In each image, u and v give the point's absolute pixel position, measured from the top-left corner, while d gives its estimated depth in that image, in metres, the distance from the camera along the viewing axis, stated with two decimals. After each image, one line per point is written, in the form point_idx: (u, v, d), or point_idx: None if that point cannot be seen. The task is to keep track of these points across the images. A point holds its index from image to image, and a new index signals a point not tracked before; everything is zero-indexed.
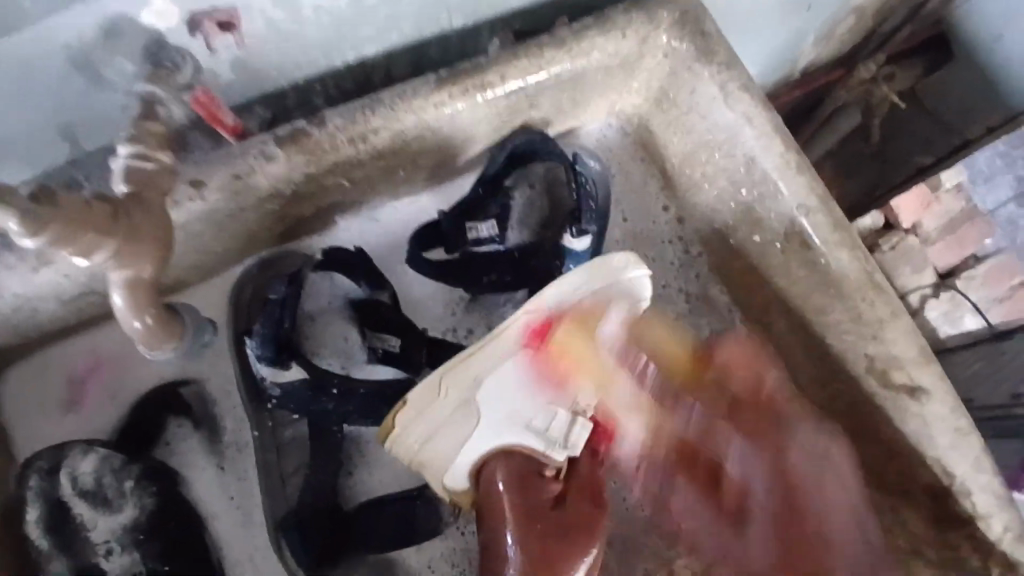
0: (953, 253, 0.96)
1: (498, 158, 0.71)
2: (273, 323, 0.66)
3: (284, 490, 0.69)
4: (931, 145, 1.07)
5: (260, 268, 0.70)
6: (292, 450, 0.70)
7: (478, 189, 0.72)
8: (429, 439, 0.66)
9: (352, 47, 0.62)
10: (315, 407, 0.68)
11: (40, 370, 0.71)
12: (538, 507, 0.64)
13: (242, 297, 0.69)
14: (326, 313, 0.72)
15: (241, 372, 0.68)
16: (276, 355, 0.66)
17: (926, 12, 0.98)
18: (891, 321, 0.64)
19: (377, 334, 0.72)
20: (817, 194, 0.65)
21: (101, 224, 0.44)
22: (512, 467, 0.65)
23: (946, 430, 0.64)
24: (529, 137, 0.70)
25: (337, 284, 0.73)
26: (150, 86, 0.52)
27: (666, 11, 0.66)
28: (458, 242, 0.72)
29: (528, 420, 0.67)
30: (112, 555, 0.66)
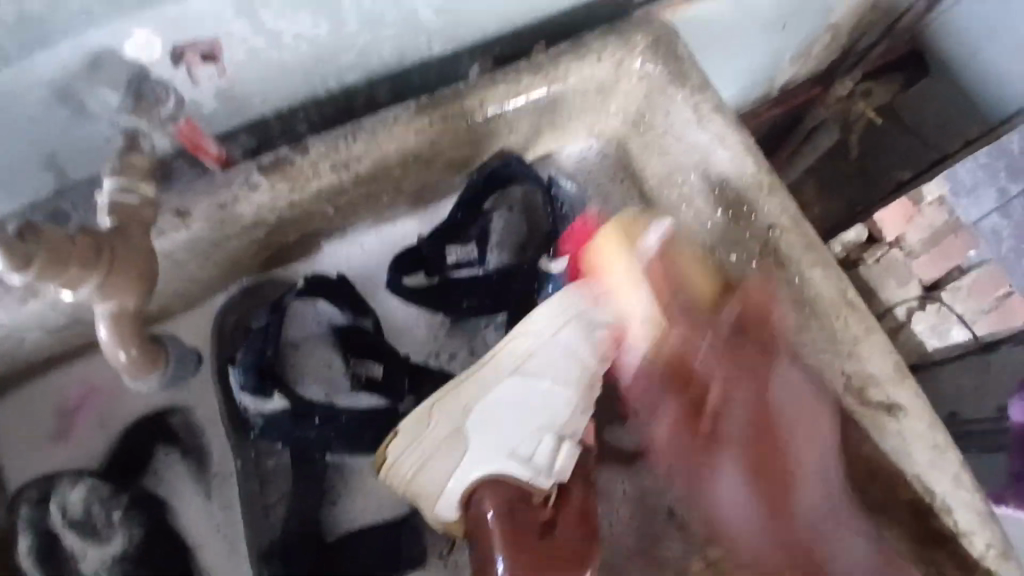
0: (939, 264, 0.96)
1: (474, 183, 0.72)
2: (255, 351, 0.67)
3: (268, 516, 0.69)
4: (910, 160, 1.07)
5: (243, 295, 0.71)
6: (277, 477, 0.70)
7: (457, 214, 0.73)
8: (420, 464, 0.66)
9: (334, 77, 0.63)
10: (299, 436, 0.68)
11: (21, 403, 0.71)
12: (528, 535, 0.63)
13: (226, 326, 0.71)
14: (309, 342, 0.71)
15: (227, 401, 0.70)
16: (259, 385, 0.66)
17: (900, 27, 1.01)
18: (868, 335, 0.65)
19: (360, 360, 0.72)
20: (791, 213, 0.67)
21: (83, 257, 0.44)
22: (501, 495, 0.64)
23: (925, 446, 0.65)
24: (505, 160, 0.72)
25: (319, 310, 0.72)
26: (133, 118, 0.54)
27: (640, 36, 0.68)
28: (439, 266, 0.74)
29: (515, 449, 0.66)
30: None
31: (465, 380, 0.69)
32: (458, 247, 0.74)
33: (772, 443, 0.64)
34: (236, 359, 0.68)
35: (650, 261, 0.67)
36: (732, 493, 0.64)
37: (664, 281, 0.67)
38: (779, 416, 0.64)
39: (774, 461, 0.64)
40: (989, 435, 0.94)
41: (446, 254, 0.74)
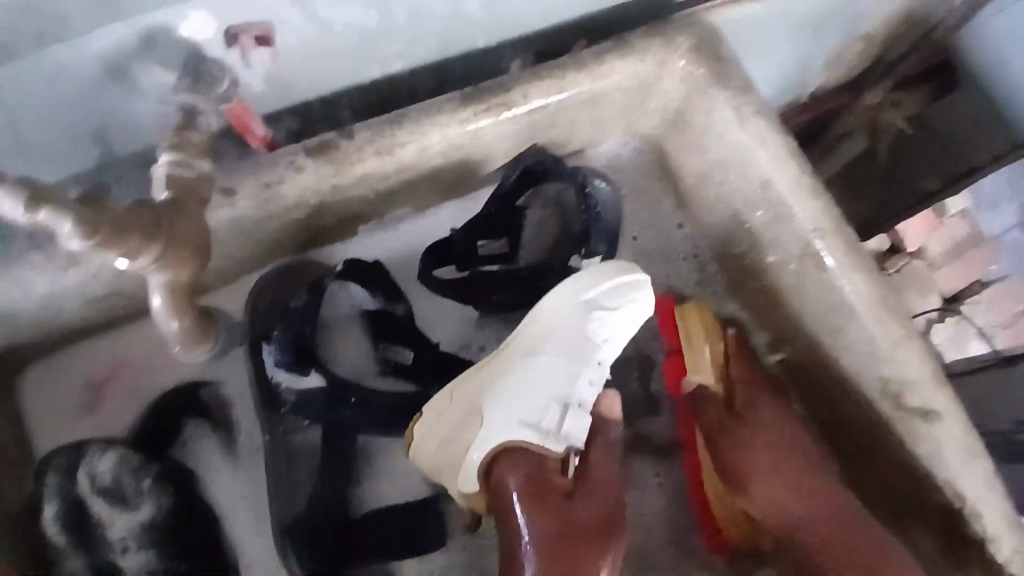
0: (960, 274, 1.01)
1: (510, 178, 0.72)
2: (293, 332, 0.67)
3: (293, 493, 0.69)
4: (934, 169, 1.03)
5: (279, 272, 0.71)
6: (305, 454, 0.71)
7: (490, 209, 0.73)
8: (446, 440, 0.66)
9: (380, 66, 0.64)
10: (332, 416, 0.69)
11: (56, 372, 0.72)
12: (548, 494, 0.63)
13: (259, 303, 0.69)
14: (341, 324, 0.74)
15: (257, 378, 0.69)
16: (295, 362, 0.67)
17: (933, 37, 0.96)
18: (901, 345, 0.65)
19: (390, 347, 0.73)
20: (831, 218, 0.67)
21: (143, 229, 0.42)
22: (517, 465, 0.63)
23: (958, 452, 0.65)
24: (540, 158, 0.71)
25: (354, 294, 0.73)
26: (190, 96, 0.54)
27: (683, 37, 0.68)
28: (470, 259, 0.74)
29: (522, 416, 0.65)
30: (129, 553, 0.66)
31: (497, 354, 0.69)
32: (489, 241, 0.75)
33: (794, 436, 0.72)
34: (270, 335, 0.68)
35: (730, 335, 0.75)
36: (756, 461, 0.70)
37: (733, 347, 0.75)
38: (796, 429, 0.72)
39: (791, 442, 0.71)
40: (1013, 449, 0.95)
41: (478, 247, 0.75)
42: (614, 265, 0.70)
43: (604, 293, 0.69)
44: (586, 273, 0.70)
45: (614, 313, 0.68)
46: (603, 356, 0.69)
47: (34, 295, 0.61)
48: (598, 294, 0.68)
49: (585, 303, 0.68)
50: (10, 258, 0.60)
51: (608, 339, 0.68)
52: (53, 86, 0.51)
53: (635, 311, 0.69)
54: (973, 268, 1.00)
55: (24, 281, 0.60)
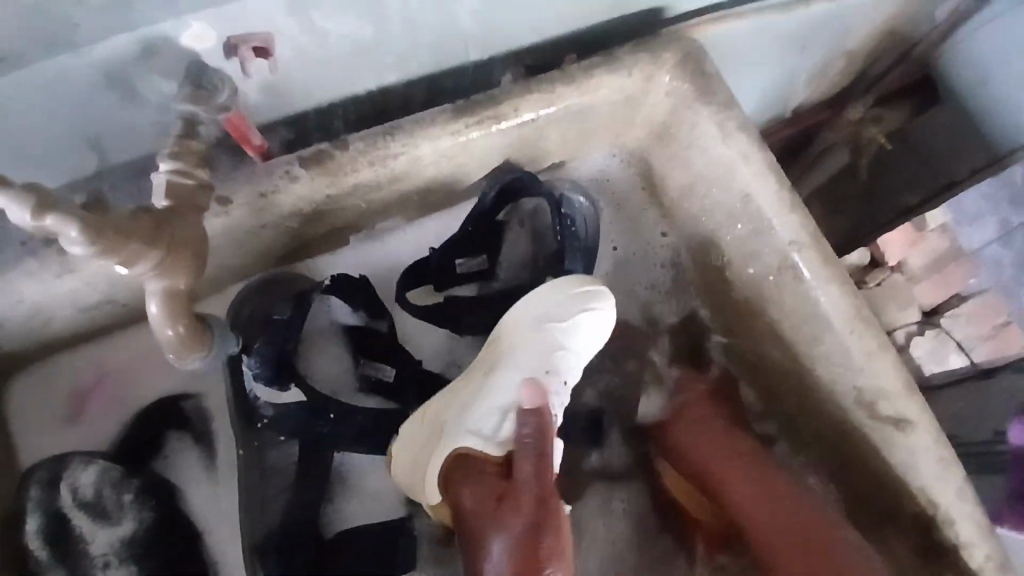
0: (936, 292, 1.04)
1: (488, 197, 0.74)
2: (274, 346, 0.68)
3: (265, 508, 0.68)
4: (914, 184, 1.04)
5: (261, 284, 0.72)
6: (281, 471, 0.70)
7: (468, 227, 0.75)
8: (416, 462, 0.66)
9: (375, 77, 0.65)
10: (310, 431, 0.69)
11: (45, 378, 0.72)
12: (484, 499, 0.60)
13: (240, 316, 0.70)
14: (321, 339, 0.75)
15: (234, 392, 0.69)
16: (277, 376, 0.69)
17: (915, 54, 1.00)
18: (876, 354, 0.67)
19: (370, 362, 0.75)
20: (810, 230, 0.69)
21: (144, 236, 0.44)
22: (464, 477, 0.62)
23: (930, 460, 0.66)
24: (516, 175, 0.74)
25: (335, 309, 0.75)
26: (189, 106, 0.53)
27: (669, 53, 0.70)
28: (448, 277, 0.76)
29: (470, 425, 0.64)
30: (109, 567, 0.67)
31: (462, 378, 0.70)
32: (467, 258, 0.77)
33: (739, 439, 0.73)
34: (251, 348, 0.68)
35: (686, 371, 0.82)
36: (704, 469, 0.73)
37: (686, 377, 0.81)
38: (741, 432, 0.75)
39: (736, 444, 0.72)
40: (989, 459, 0.97)
41: (457, 266, 0.77)
42: (567, 280, 0.72)
43: (556, 303, 0.70)
44: (541, 288, 0.72)
45: (567, 324, 0.70)
46: (557, 365, 0.68)
47: (24, 299, 0.61)
48: (551, 305, 0.70)
49: (537, 314, 0.70)
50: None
51: (565, 347, 0.69)
52: (51, 94, 0.51)
53: (590, 318, 0.70)
54: (953, 281, 1.02)
55: (15, 287, 0.60)
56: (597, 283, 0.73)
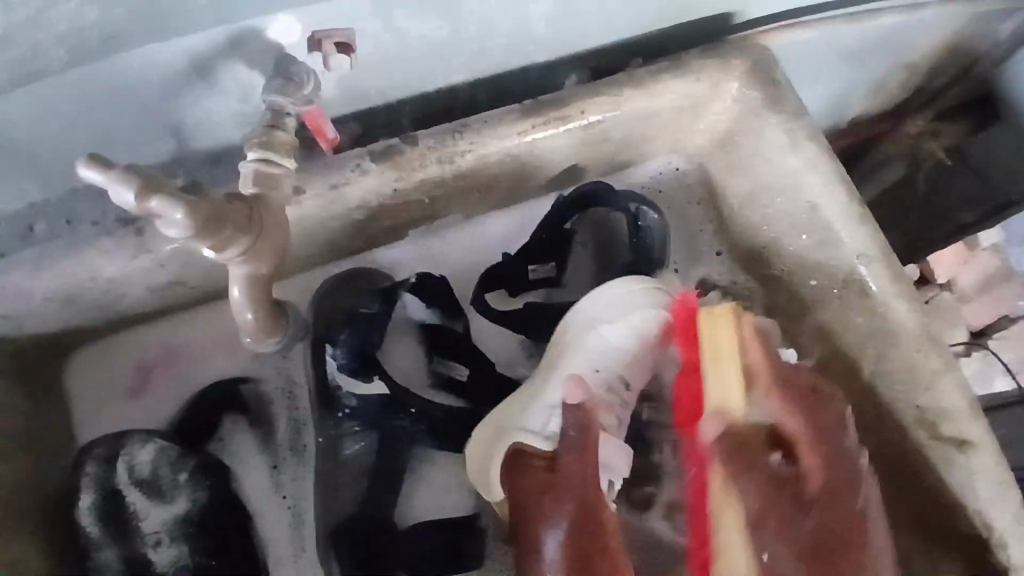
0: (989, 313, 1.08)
1: (563, 205, 0.75)
2: (359, 338, 0.70)
3: (337, 497, 0.69)
4: (979, 202, 0.98)
5: (342, 278, 0.74)
6: (354, 464, 0.70)
7: (542, 234, 0.75)
8: (482, 461, 0.67)
9: (445, 75, 0.66)
10: (388, 423, 0.70)
11: (112, 354, 0.75)
12: (531, 496, 0.62)
13: (322, 309, 0.72)
14: (397, 334, 0.75)
15: (318, 379, 0.71)
16: (360, 367, 0.69)
17: (975, 73, 0.99)
18: (943, 373, 0.65)
19: (445, 360, 0.75)
20: (879, 245, 0.68)
21: (238, 222, 0.45)
22: (517, 472, 0.64)
23: (993, 483, 0.64)
24: (593, 184, 0.74)
25: (413, 306, 0.75)
26: (278, 98, 0.54)
27: (739, 59, 0.70)
28: (520, 283, 0.77)
29: (524, 424, 0.66)
30: (160, 546, 0.68)
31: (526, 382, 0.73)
32: (540, 264, 0.77)
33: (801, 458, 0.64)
34: (336, 338, 0.70)
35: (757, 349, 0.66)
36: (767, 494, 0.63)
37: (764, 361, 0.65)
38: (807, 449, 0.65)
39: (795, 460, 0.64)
40: None
41: (529, 273, 0.77)
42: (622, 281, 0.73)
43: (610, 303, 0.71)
44: (594, 290, 0.73)
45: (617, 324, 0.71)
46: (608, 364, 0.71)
47: (99, 277, 0.63)
48: (602, 306, 0.71)
49: (592, 315, 0.71)
50: (77, 240, 0.62)
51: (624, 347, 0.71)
52: (142, 81, 0.53)
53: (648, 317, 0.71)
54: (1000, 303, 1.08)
55: (92, 265, 0.62)
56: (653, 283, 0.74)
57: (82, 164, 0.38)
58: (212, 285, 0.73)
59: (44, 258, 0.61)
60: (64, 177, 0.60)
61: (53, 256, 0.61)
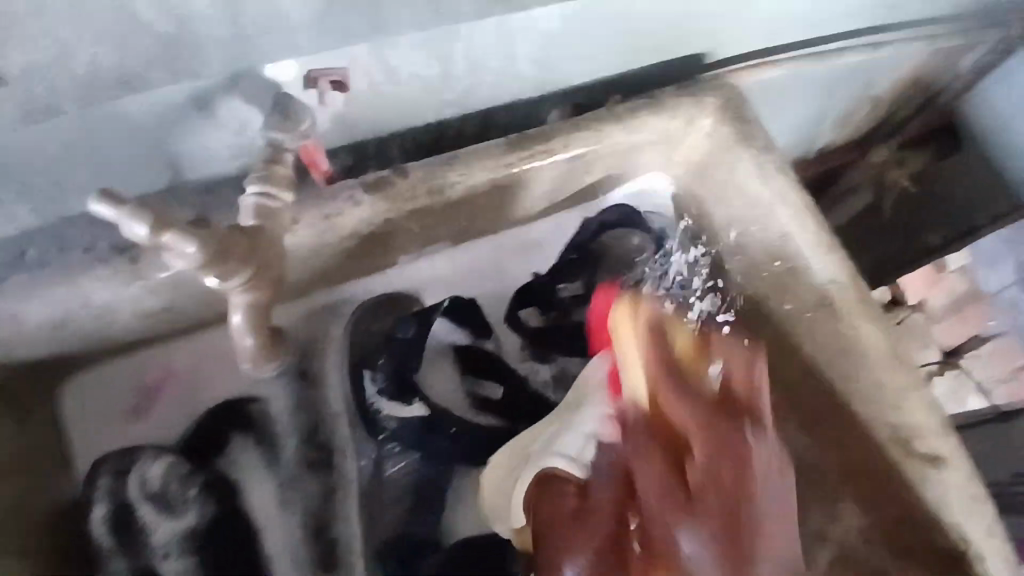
0: (960, 330, 1.05)
1: (590, 227, 0.84)
2: (401, 364, 0.78)
3: (379, 519, 0.75)
4: (950, 220, 1.07)
5: (377, 304, 0.79)
6: (395, 484, 0.76)
7: (572, 255, 0.84)
8: (505, 481, 0.72)
9: (434, 111, 0.69)
10: (429, 442, 0.77)
11: (96, 380, 0.75)
12: (562, 518, 0.62)
13: (358, 335, 0.78)
14: (432, 358, 0.80)
15: (359, 400, 0.77)
16: (399, 392, 0.77)
17: (938, 104, 1.05)
18: (910, 390, 0.70)
19: (478, 381, 0.81)
20: (845, 270, 0.72)
21: (242, 252, 0.48)
22: (546, 497, 0.64)
23: (961, 496, 0.68)
24: (618, 207, 0.84)
25: (447, 331, 0.81)
26: (277, 134, 0.56)
27: (712, 96, 0.74)
28: (553, 302, 0.85)
29: (562, 448, 0.66)
30: (169, 558, 0.70)
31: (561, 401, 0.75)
32: (570, 284, 0.85)
33: (746, 527, 0.54)
34: (376, 364, 0.78)
35: (642, 333, 0.60)
36: (698, 555, 0.53)
37: (647, 334, 0.60)
38: (754, 522, 0.55)
39: (742, 540, 0.54)
40: None
41: (560, 291, 0.85)
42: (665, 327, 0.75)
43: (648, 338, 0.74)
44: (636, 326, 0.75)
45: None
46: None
47: (91, 304, 0.64)
48: None
49: None
50: (71, 268, 0.63)
51: None
52: (137, 113, 0.54)
53: None
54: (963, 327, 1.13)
55: (85, 293, 0.63)
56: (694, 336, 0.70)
57: (93, 201, 0.40)
58: (204, 312, 0.74)
59: (38, 286, 0.62)
60: (59, 205, 0.61)
61: (46, 283, 0.62)
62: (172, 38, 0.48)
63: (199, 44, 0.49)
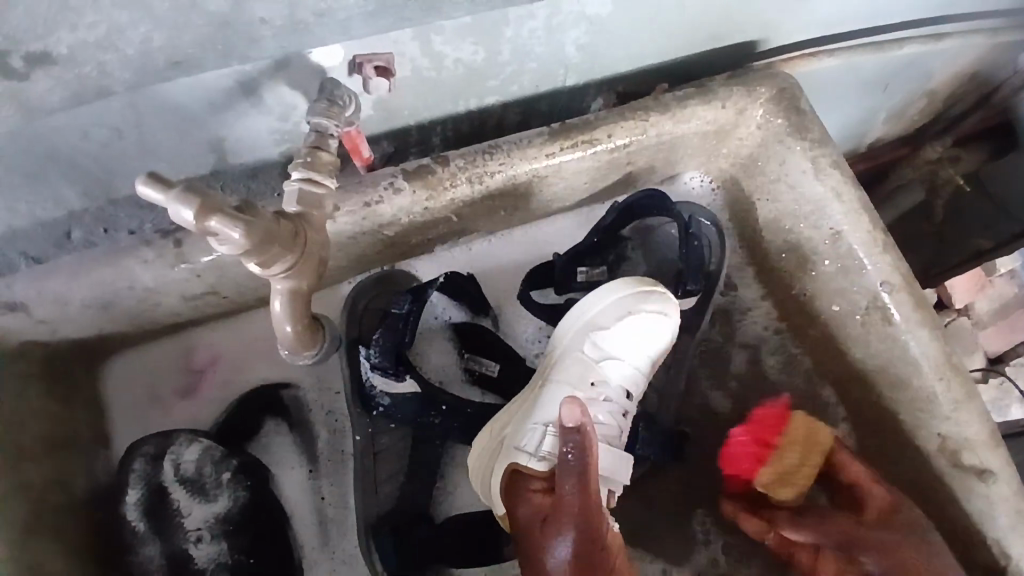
0: (1004, 339, 1.10)
1: (614, 210, 0.77)
2: (395, 338, 0.70)
3: (377, 492, 0.71)
4: (991, 227, 1.04)
5: (375, 280, 0.76)
6: (392, 458, 0.72)
7: (593, 238, 0.78)
8: (483, 475, 0.67)
9: (476, 98, 0.68)
10: (422, 420, 0.71)
11: (143, 359, 0.78)
12: (535, 514, 0.58)
13: (356, 309, 0.74)
14: (430, 333, 0.77)
15: (354, 378, 0.72)
16: (394, 366, 0.69)
17: (996, 101, 0.99)
18: (967, 402, 0.66)
19: (474, 357, 0.76)
20: (901, 272, 0.69)
21: (285, 239, 0.47)
22: (515, 495, 0.60)
23: (1009, 511, 0.65)
24: (648, 194, 0.76)
25: (445, 307, 0.77)
26: (322, 120, 0.53)
27: (765, 87, 0.70)
28: (567, 285, 0.78)
29: (519, 442, 0.64)
30: (201, 543, 0.70)
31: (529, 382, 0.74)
32: (590, 268, 0.79)
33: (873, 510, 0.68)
34: (370, 341, 0.71)
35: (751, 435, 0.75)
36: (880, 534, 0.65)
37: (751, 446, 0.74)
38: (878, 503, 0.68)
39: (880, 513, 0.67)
40: None
41: (578, 275, 0.78)
42: (636, 288, 0.72)
43: (610, 312, 0.71)
44: (590, 294, 0.73)
45: (610, 330, 0.71)
46: (603, 375, 0.70)
47: (136, 286, 0.65)
48: (602, 312, 0.72)
49: (612, 308, 0.71)
50: (116, 249, 0.64)
51: (623, 355, 0.71)
52: (188, 101, 0.54)
53: (642, 324, 0.71)
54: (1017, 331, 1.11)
55: (131, 275, 0.64)
56: (657, 287, 0.73)
57: (141, 182, 0.39)
58: (244, 296, 0.75)
59: (83, 266, 0.63)
60: (103, 187, 0.62)
61: (91, 264, 0.63)
62: (225, 22, 0.47)
63: (254, 30, 0.48)
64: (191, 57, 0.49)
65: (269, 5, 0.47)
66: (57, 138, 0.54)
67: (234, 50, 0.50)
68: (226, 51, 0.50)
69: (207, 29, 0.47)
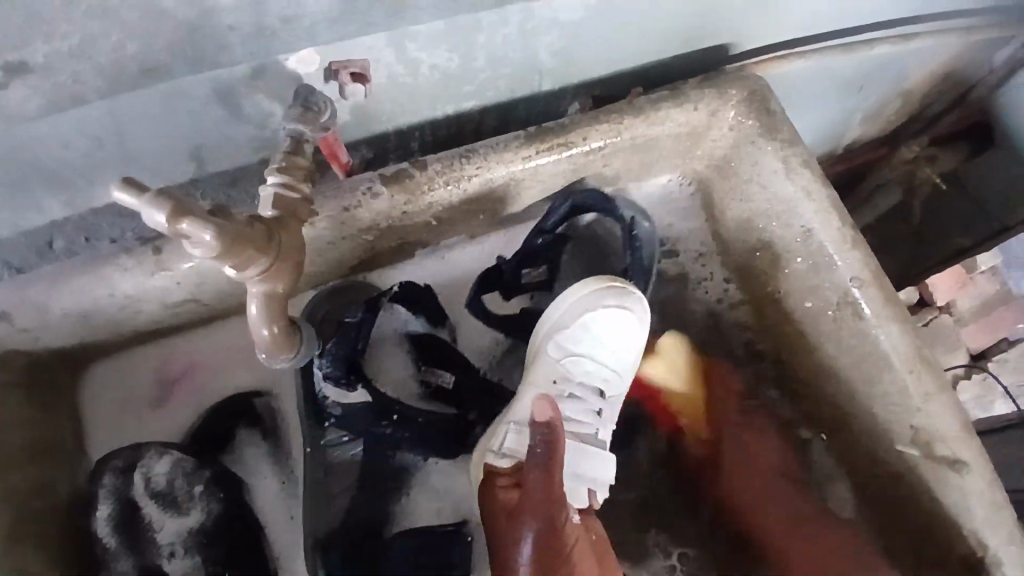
0: (986, 336, 1.02)
1: (555, 215, 0.78)
2: (347, 348, 0.71)
3: (328, 508, 0.71)
4: (970, 227, 1.05)
5: (332, 292, 0.76)
6: (343, 473, 0.73)
7: (536, 241, 0.78)
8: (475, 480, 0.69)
9: (453, 103, 0.69)
10: (374, 430, 0.71)
11: (124, 368, 0.78)
12: (501, 509, 0.62)
13: (315, 317, 0.74)
14: (388, 345, 0.79)
15: (308, 390, 0.72)
16: (345, 376, 0.71)
17: (970, 99, 1.01)
18: (938, 395, 0.68)
19: (431, 368, 0.77)
20: (871, 269, 0.70)
21: (259, 243, 0.47)
22: (485, 494, 0.64)
23: (982, 502, 0.66)
24: (588, 195, 0.77)
25: (403, 317, 0.78)
26: (298, 125, 0.54)
27: (736, 89, 0.72)
28: (514, 287, 0.81)
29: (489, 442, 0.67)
30: (175, 557, 0.70)
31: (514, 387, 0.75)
32: (532, 269, 0.81)
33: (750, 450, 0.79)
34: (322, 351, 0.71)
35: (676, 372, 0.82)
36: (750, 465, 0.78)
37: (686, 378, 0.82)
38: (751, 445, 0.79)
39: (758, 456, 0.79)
40: None
41: (523, 276, 0.80)
42: (595, 290, 0.72)
43: (571, 313, 0.72)
44: (554, 299, 0.73)
45: (571, 331, 0.72)
46: (566, 374, 0.72)
47: (116, 294, 0.65)
48: (564, 315, 0.72)
49: (570, 310, 0.72)
50: (97, 258, 0.64)
51: (584, 352, 0.72)
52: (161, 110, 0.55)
53: (604, 322, 0.72)
54: None
55: (110, 283, 0.64)
56: (614, 282, 0.73)
57: (117, 188, 0.40)
58: (226, 303, 0.75)
59: (62, 275, 0.63)
60: (81, 197, 0.62)
61: (70, 273, 0.63)
62: (196, 29, 0.48)
63: (226, 37, 0.49)
64: (164, 66, 0.50)
65: (236, 13, 0.48)
66: (31, 147, 0.54)
67: (205, 58, 0.51)
68: (198, 59, 0.51)
69: (177, 37, 0.48)
